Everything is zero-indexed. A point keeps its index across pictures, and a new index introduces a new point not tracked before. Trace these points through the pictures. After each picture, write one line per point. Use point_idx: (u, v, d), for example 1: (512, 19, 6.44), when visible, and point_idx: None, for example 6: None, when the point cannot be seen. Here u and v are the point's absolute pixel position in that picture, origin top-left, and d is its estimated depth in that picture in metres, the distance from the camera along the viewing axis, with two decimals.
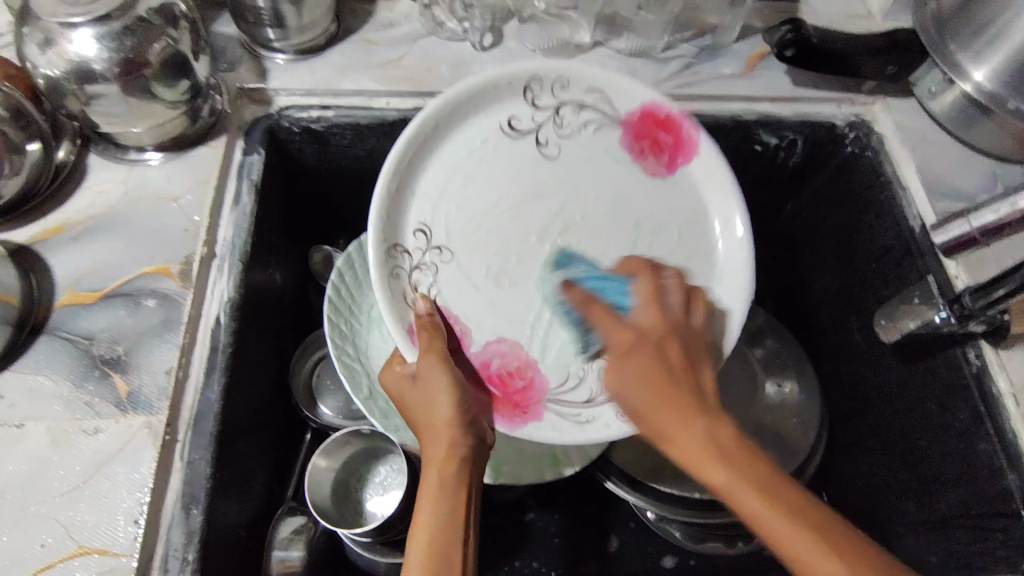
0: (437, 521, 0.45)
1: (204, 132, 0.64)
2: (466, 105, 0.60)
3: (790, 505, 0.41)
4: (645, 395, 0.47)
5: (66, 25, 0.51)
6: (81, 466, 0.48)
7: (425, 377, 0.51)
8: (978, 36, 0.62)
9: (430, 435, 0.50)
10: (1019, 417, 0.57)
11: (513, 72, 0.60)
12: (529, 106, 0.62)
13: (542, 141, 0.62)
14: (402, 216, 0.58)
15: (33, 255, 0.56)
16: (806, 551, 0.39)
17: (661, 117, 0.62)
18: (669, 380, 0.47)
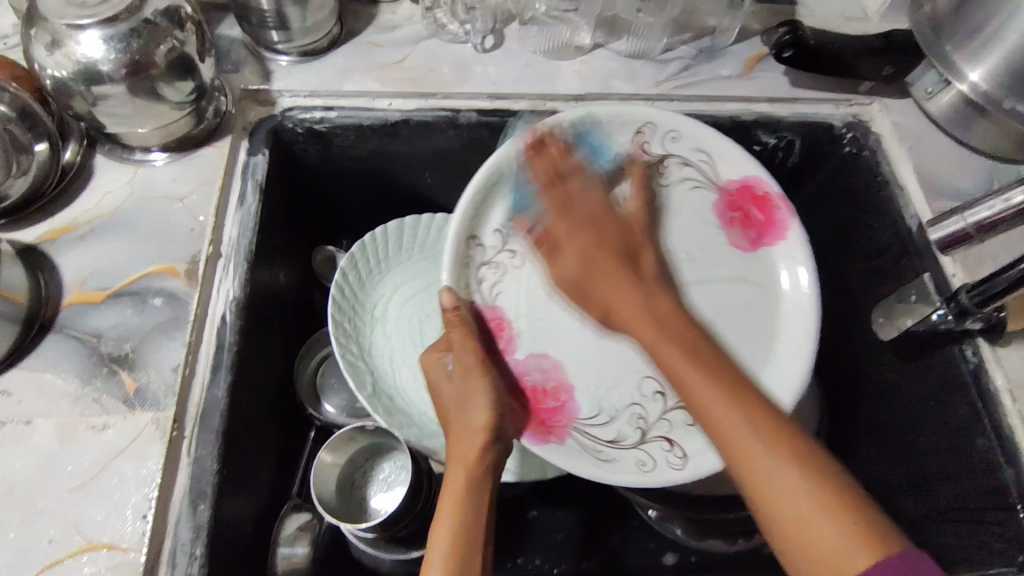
0: (463, 511, 0.50)
1: (209, 133, 0.64)
2: (580, 130, 0.63)
3: (783, 444, 0.46)
4: (591, 267, 0.58)
5: (74, 27, 0.52)
6: (89, 462, 0.49)
7: (465, 381, 0.55)
8: (973, 37, 0.63)
9: (461, 429, 0.54)
10: (1015, 412, 0.58)
11: (630, 113, 0.64)
12: (637, 148, 0.65)
13: (633, 185, 0.65)
14: (486, 218, 0.62)
15: (41, 254, 0.57)
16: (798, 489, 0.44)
17: (759, 194, 0.64)
18: (693, 349, 0.53)
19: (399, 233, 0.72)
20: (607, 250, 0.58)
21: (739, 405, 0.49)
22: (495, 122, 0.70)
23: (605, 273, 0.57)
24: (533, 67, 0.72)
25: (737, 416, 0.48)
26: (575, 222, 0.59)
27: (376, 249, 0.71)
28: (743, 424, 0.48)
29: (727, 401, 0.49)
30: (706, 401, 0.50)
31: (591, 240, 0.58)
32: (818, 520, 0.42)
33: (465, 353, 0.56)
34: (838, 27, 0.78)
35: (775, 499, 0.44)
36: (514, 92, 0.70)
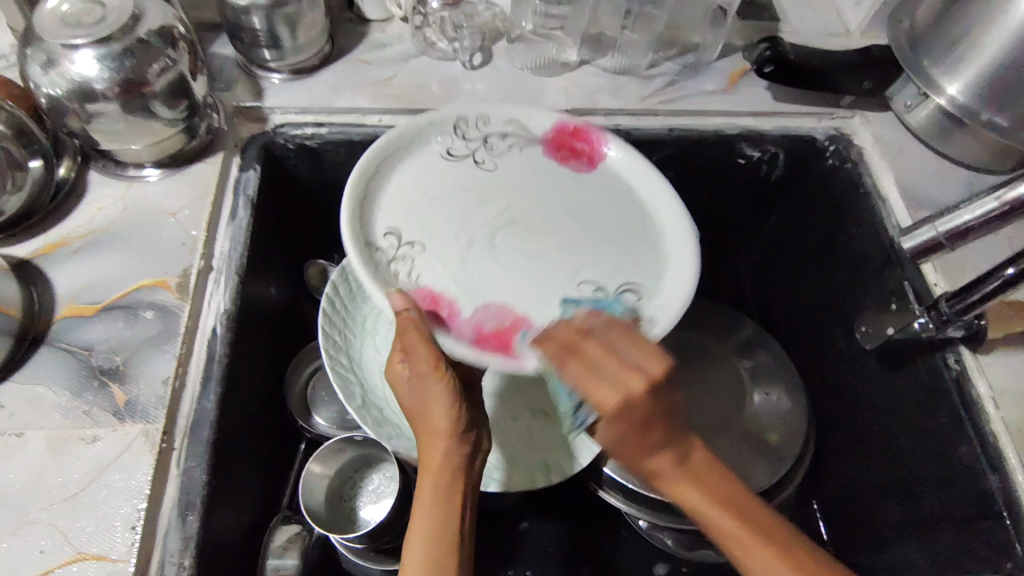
0: (440, 519, 0.49)
1: (202, 150, 0.65)
2: (410, 140, 0.64)
3: (761, 536, 0.46)
4: (626, 451, 0.47)
5: (69, 47, 0.53)
6: (79, 474, 0.49)
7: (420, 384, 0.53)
8: (948, 53, 0.64)
9: (430, 439, 0.52)
10: (998, 418, 0.58)
11: (438, 114, 0.65)
12: (460, 138, 0.66)
13: (479, 160, 0.65)
14: (372, 222, 0.59)
15: (33, 269, 0.58)
16: None
17: (570, 129, 0.66)
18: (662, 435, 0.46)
19: None
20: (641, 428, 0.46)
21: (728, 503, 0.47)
22: None
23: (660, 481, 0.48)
24: (520, 82, 0.74)
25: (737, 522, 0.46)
26: (619, 420, 0.45)
27: None
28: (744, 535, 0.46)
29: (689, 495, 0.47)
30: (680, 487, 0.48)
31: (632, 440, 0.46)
32: None
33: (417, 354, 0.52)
34: (820, 43, 0.80)
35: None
36: None
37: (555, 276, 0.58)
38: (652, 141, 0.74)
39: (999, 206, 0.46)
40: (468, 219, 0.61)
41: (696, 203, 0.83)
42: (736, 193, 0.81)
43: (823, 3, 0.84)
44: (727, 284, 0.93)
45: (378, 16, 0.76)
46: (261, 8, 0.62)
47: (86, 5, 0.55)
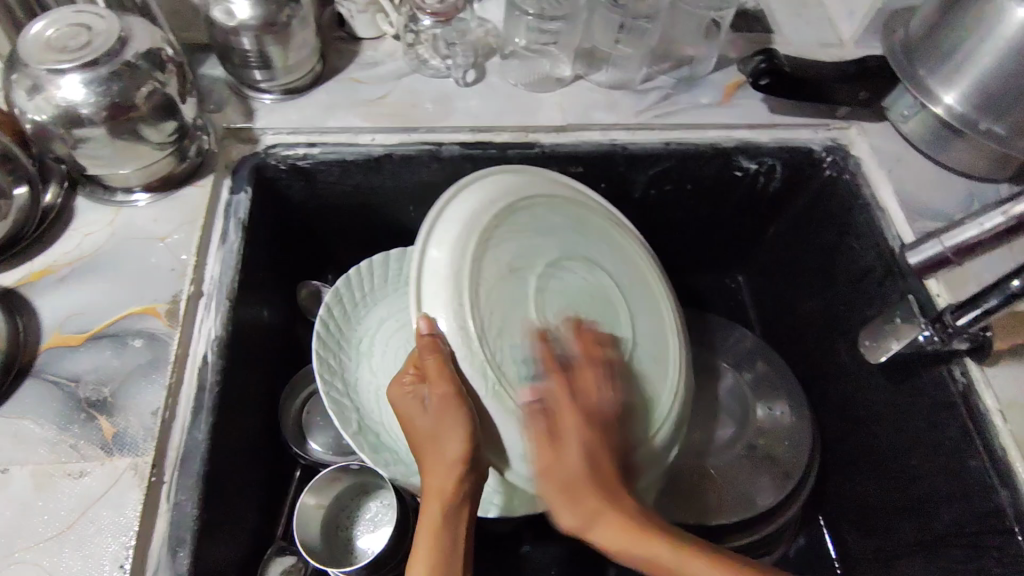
0: (438, 548, 0.49)
1: (192, 173, 0.64)
2: (473, 211, 0.56)
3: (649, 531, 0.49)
4: (562, 491, 0.50)
5: (55, 72, 0.52)
6: (66, 511, 0.48)
7: (438, 408, 0.49)
8: (945, 62, 0.63)
9: (435, 462, 0.50)
10: (1007, 432, 0.57)
11: (437, 230, 0.55)
12: (443, 251, 0.54)
13: (474, 268, 0.53)
14: (509, 217, 0.58)
15: (19, 297, 0.56)
16: (662, 555, 0.48)
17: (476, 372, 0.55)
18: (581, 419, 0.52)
19: (384, 267, 0.73)
20: (610, 489, 0.51)
21: (676, 550, 0.48)
22: (478, 154, 0.70)
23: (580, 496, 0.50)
24: (513, 99, 0.73)
25: (654, 542, 0.48)
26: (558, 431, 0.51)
27: (360, 283, 0.70)
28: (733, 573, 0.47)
29: (622, 533, 0.49)
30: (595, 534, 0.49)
31: (547, 423, 0.51)
32: (667, 557, 0.48)
33: (439, 383, 0.49)
34: (815, 54, 0.80)
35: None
36: (496, 125, 0.71)
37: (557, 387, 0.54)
38: (648, 156, 0.73)
39: (1004, 221, 0.50)
40: (509, 297, 0.54)
41: (693, 218, 0.82)
42: (731, 207, 0.81)
43: (816, 15, 0.83)
44: (726, 297, 0.93)
45: (370, 34, 0.75)
46: (251, 29, 0.62)
47: (72, 28, 0.54)
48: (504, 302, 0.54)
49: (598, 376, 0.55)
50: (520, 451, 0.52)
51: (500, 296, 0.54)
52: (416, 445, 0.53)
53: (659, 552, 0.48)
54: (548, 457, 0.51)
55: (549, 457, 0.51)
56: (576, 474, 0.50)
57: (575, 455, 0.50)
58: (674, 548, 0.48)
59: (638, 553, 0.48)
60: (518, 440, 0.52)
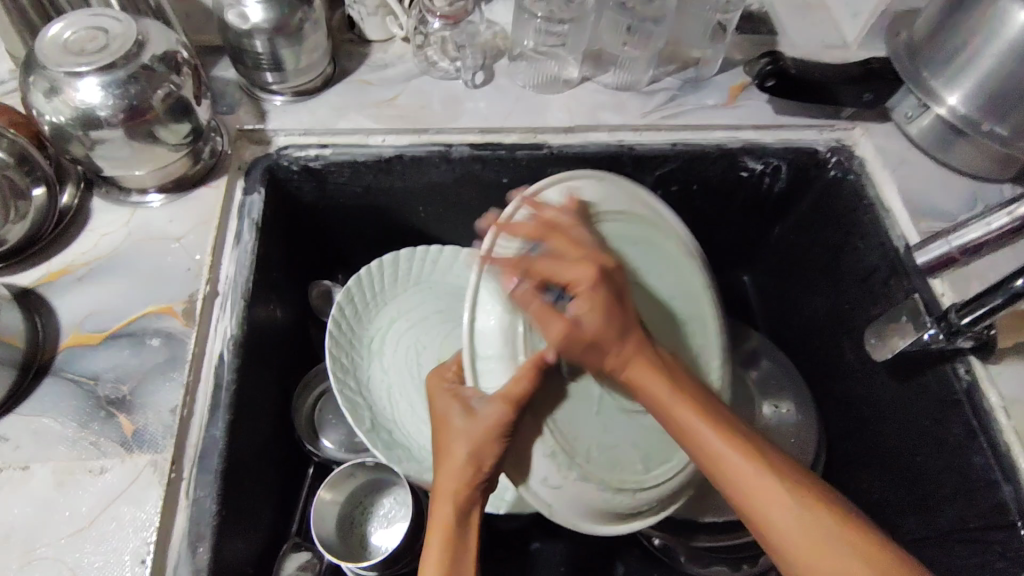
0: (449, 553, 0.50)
1: (206, 174, 0.65)
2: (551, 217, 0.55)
3: (751, 454, 0.46)
4: (582, 347, 0.50)
5: (73, 75, 0.53)
6: (87, 507, 0.48)
7: (489, 420, 0.49)
8: (949, 64, 0.64)
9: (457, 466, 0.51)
10: (1011, 428, 0.58)
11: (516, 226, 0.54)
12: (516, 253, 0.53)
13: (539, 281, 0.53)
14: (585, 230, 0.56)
15: (36, 297, 0.57)
16: (782, 522, 0.44)
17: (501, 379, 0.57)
18: (604, 332, 0.50)
19: (394, 266, 0.73)
20: (607, 309, 0.50)
21: (780, 489, 0.44)
22: (488, 155, 0.71)
23: (653, 392, 0.50)
24: (521, 100, 0.74)
25: (752, 470, 0.45)
26: (578, 340, 0.49)
27: (371, 283, 0.71)
28: (770, 493, 0.44)
29: (744, 473, 0.45)
30: (704, 442, 0.47)
31: (594, 307, 0.49)
32: (789, 525, 0.43)
33: (505, 402, 0.48)
34: (819, 56, 0.80)
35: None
36: (505, 126, 0.72)
37: (586, 419, 0.54)
38: (656, 156, 0.74)
39: (1010, 220, 0.59)
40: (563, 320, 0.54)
41: (699, 218, 0.83)
42: (737, 206, 0.81)
43: (820, 16, 0.84)
44: (732, 295, 0.93)
45: (379, 36, 0.76)
46: (264, 32, 0.62)
47: (89, 31, 0.55)
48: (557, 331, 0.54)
49: (598, 287, 0.50)
50: (544, 472, 0.51)
51: None
52: (436, 443, 0.53)
53: (789, 528, 0.43)
54: (557, 324, 0.49)
55: (635, 367, 0.50)
56: (638, 359, 0.50)
57: (577, 346, 0.50)
58: (797, 510, 0.43)
59: (781, 519, 0.44)
60: (544, 463, 0.51)
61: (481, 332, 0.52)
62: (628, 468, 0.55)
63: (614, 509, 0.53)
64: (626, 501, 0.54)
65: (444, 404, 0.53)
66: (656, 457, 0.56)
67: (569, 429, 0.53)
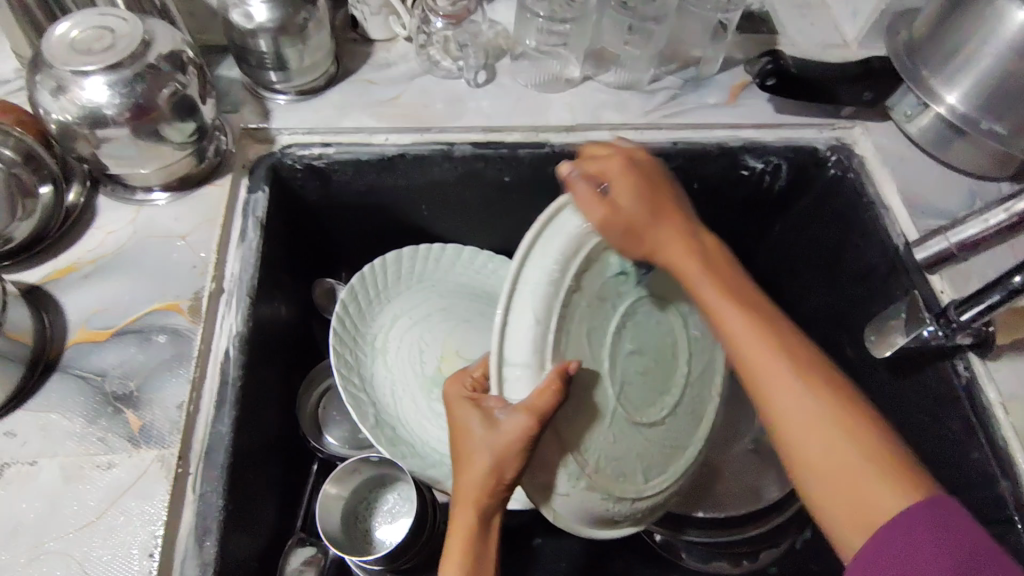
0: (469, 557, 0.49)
1: (210, 173, 0.66)
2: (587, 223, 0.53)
3: (773, 340, 0.48)
4: (633, 231, 0.52)
5: (79, 73, 0.53)
6: (95, 502, 0.49)
7: (511, 436, 0.47)
8: (947, 63, 0.65)
9: (473, 476, 0.50)
10: (1008, 423, 0.58)
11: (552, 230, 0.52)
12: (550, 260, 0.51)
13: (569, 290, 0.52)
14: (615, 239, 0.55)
15: (43, 294, 0.58)
16: (792, 403, 0.45)
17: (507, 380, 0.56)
18: (658, 200, 0.53)
19: (397, 265, 0.73)
20: (640, 184, 0.53)
21: (802, 370, 0.46)
22: (489, 154, 0.71)
23: (688, 265, 0.52)
24: (523, 99, 0.74)
25: (770, 350, 0.47)
26: (617, 221, 0.51)
27: (375, 281, 0.72)
28: (787, 376, 0.46)
29: (767, 359, 0.47)
30: (727, 322, 0.50)
31: (634, 190, 0.53)
32: (800, 409, 0.45)
33: (525, 415, 0.46)
34: (819, 55, 0.81)
35: (816, 455, 0.43)
36: (507, 125, 0.72)
37: (602, 430, 0.53)
38: (657, 155, 0.74)
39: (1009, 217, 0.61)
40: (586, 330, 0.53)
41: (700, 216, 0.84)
42: (738, 204, 0.82)
43: (820, 16, 0.85)
44: None
45: (382, 36, 0.77)
46: (268, 31, 0.63)
47: (96, 31, 0.56)
48: (586, 335, 0.53)
49: (638, 176, 0.54)
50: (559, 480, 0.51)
51: (580, 325, 0.53)
52: (454, 449, 0.52)
53: (797, 407, 0.45)
54: (596, 209, 0.51)
55: (670, 241, 0.53)
56: (676, 232, 0.53)
57: (615, 233, 0.51)
58: (806, 390, 0.45)
59: (789, 398, 0.45)
60: (560, 473, 0.51)
61: (512, 325, 0.50)
62: (634, 474, 0.55)
63: (616, 514, 0.54)
64: (630, 505, 0.55)
65: (466, 412, 0.51)
66: (651, 467, 0.57)
67: (588, 439, 0.52)
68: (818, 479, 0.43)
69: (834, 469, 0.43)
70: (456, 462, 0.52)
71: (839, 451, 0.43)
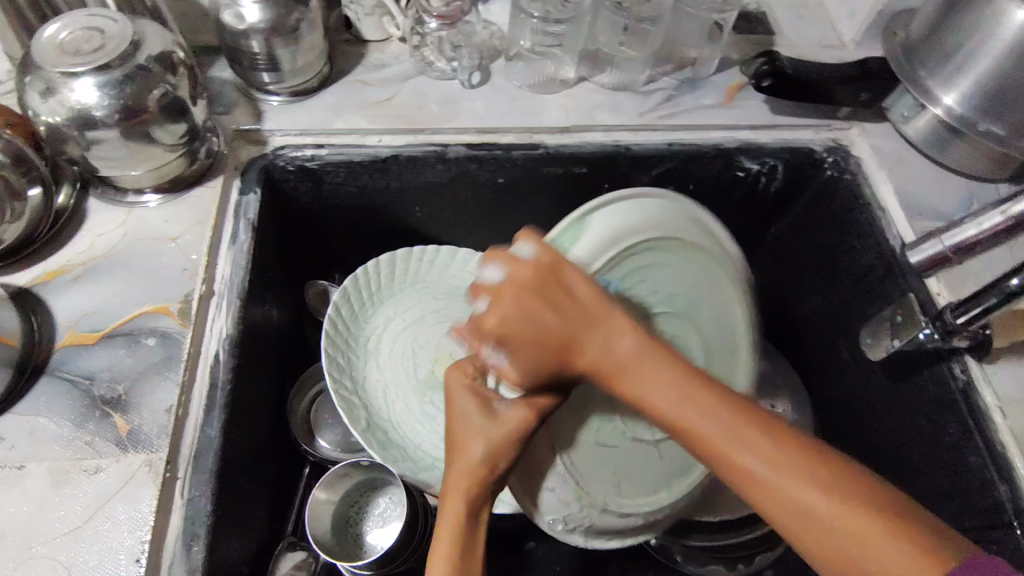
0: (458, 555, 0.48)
1: (202, 174, 0.65)
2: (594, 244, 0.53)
3: (746, 428, 0.41)
4: (524, 325, 0.45)
5: (68, 75, 0.53)
6: (82, 507, 0.49)
7: (508, 424, 0.49)
8: (944, 64, 0.64)
9: (466, 464, 0.50)
10: (1005, 427, 0.58)
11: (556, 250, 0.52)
12: None
13: None
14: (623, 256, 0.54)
15: (32, 296, 0.57)
16: (777, 481, 0.39)
17: None
18: (551, 279, 0.46)
19: (391, 267, 0.73)
20: (553, 297, 0.46)
21: (776, 438, 0.40)
22: (483, 155, 0.71)
23: (633, 369, 0.45)
24: (518, 100, 0.74)
25: (736, 438, 0.40)
26: (525, 359, 0.46)
27: (368, 283, 0.71)
28: (763, 459, 0.39)
29: (736, 433, 0.41)
30: (698, 427, 0.42)
31: (528, 287, 0.46)
32: (786, 495, 0.38)
33: (522, 409, 0.49)
34: (816, 56, 0.80)
35: (824, 538, 0.37)
36: (500, 126, 0.72)
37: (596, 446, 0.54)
38: (652, 156, 0.73)
39: (1003, 220, 0.56)
40: None
41: None
42: (734, 206, 0.81)
43: (817, 16, 0.84)
44: None
45: (376, 37, 0.76)
46: (260, 32, 0.62)
47: (85, 31, 0.55)
48: None
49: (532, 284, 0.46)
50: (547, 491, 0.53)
51: None
52: (450, 437, 0.53)
53: (797, 500, 0.38)
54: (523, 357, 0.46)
55: (602, 338, 0.46)
56: (625, 325, 0.46)
57: (536, 355, 0.46)
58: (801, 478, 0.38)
59: (776, 479, 0.39)
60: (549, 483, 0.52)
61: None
62: (632, 488, 0.56)
63: (611, 526, 0.55)
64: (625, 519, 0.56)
65: (464, 402, 0.52)
66: (650, 480, 0.56)
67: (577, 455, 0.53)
68: (833, 568, 0.37)
69: (837, 552, 0.37)
70: (450, 453, 0.52)
71: (850, 530, 0.37)
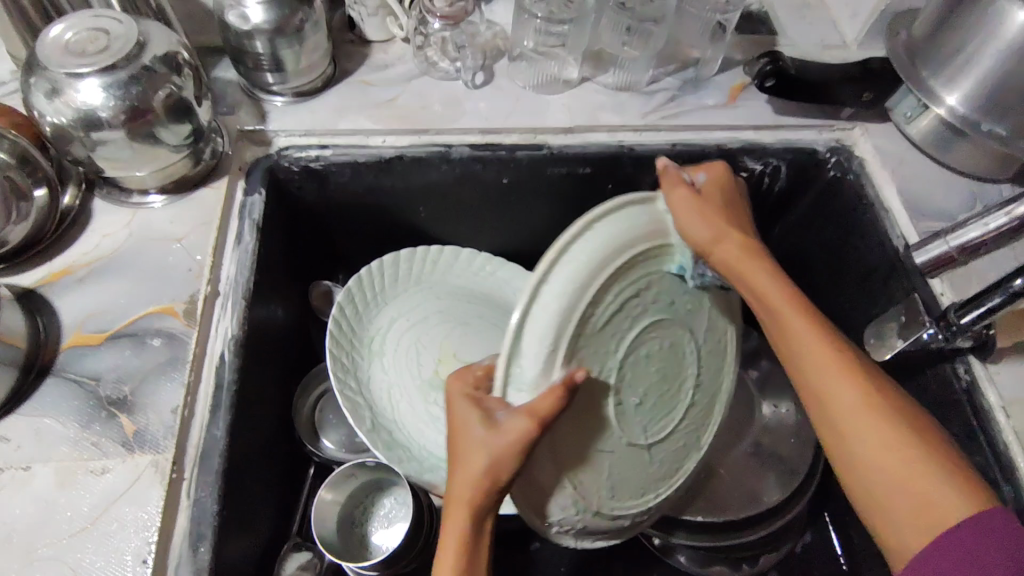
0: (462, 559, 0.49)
1: (206, 174, 0.65)
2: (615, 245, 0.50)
3: (841, 355, 0.50)
4: (710, 222, 0.53)
5: (74, 76, 0.53)
6: (89, 508, 0.49)
7: (510, 435, 0.46)
8: (947, 64, 0.64)
9: (467, 473, 0.48)
10: (1010, 429, 0.57)
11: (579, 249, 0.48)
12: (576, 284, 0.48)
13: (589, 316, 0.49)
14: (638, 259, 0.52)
15: (38, 297, 0.57)
16: (852, 405, 0.48)
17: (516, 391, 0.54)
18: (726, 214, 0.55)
19: (395, 267, 0.73)
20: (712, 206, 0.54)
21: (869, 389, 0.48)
22: (487, 155, 0.71)
23: (740, 266, 0.53)
24: (522, 101, 0.74)
25: (833, 362, 0.49)
26: (717, 231, 0.53)
27: (372, 282, 0.71)
28: (849, 378, 0.48)
29: (838, 366, 0.49)
30: (801, 345, 0.51)
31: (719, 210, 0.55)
32: (869, 416, 0.47)
33: (527, 419, 0.46)
34: (819, 56, 0.81)
35: (868, 450, 0.47)
36: (504, 127, 0.72)
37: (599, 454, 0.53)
38: (656, 157, 0.73)
39: (1010, 218, 0.62)
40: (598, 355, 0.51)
41: None
42: None
43: (820, 16, 0.84)
44: None
45: (380, 37, 0.76)
46: (264, 33, 0.62)
47: (91, 32, 0.55)
48: (597, 358, 0.51)
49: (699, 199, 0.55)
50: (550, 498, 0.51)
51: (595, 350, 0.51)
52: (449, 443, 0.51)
53: (871, 422, 0.47)
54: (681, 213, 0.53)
55: (728, 241, 0.53)
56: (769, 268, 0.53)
57: (699, 234, 0.53)
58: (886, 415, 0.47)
59: (861, 402, 0.48)
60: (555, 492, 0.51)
61: (535, 320, 0.47)
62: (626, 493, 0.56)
63: (600, 528, 0.56)
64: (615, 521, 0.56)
65: (463, 410, 0.50)
66: (640, 484, 0.57)
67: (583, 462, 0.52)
68: (887, 494, 0.45)
69: (903, 478, 0.45)
70: (450, 460, 0.51)
71: (913, 468, 0.45)
